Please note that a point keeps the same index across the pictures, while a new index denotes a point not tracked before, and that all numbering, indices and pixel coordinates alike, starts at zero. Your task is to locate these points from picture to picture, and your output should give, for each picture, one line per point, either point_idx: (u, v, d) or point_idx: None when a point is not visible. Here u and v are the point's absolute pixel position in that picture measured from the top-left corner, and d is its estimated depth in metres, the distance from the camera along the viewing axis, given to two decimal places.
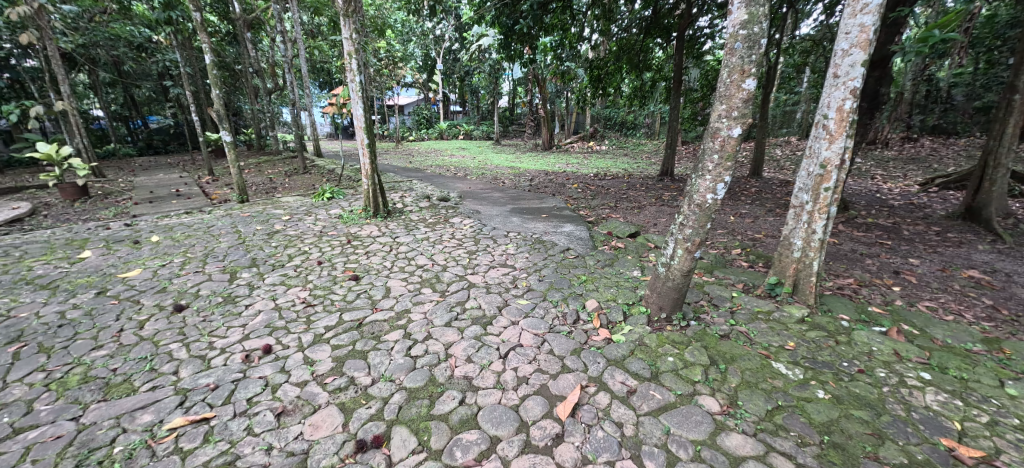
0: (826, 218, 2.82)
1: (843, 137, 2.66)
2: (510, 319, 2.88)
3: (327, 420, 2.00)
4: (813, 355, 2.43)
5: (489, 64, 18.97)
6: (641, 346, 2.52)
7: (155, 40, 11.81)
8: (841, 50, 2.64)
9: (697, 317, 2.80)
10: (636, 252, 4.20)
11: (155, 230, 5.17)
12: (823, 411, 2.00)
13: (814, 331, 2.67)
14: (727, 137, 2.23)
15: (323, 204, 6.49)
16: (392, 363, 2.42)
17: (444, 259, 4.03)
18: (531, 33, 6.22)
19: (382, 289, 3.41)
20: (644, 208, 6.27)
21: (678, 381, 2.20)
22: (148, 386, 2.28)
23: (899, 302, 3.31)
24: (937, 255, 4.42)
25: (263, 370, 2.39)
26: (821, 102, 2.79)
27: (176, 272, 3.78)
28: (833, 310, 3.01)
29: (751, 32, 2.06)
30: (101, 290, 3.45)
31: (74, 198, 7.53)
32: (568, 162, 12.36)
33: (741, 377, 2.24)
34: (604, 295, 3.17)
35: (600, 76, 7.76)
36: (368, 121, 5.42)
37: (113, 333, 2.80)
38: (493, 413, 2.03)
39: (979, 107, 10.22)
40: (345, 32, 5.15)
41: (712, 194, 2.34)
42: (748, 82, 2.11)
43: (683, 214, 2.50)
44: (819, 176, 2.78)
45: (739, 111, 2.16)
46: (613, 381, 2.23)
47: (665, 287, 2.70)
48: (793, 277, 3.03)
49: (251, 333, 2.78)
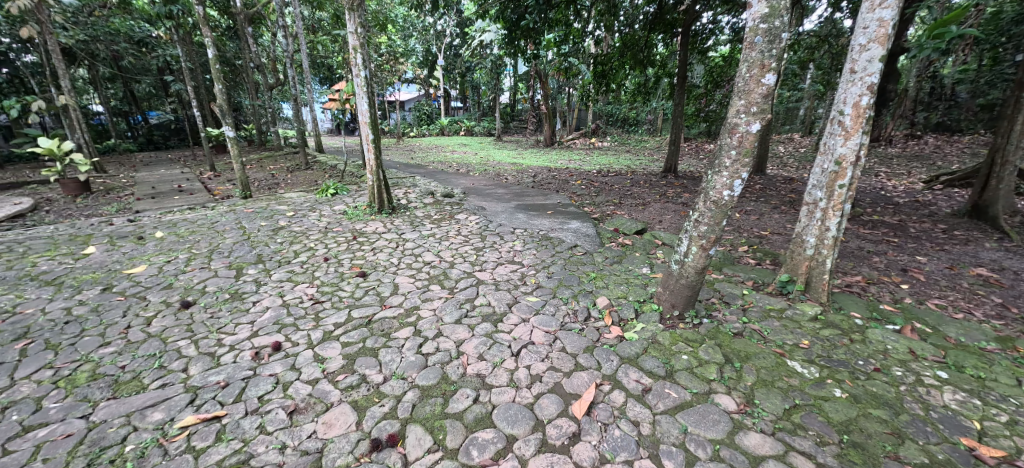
0: (840, 215, 2.77)
1: (860, 133, 2.61)
2: (520, 316, 2.86)
3: (339, 418, 1.98)
4: (829, 353, 2.40)
5: (491, 60, 18.55)
6: (654, 343, 2.49)
7: (157, 35, 11.74)
8: (859, 45, 2.59)
9: (710, 315, 2.78)
10: (644, 248, 4.18)
11: (159, 226, 5.13)
12: (842, 410, 1.97)
13: (828, 329, 2.64)
14: (745, 133, 2.18)
15: (327, 200, 6.46)
16: (403, 360, 2.41)
17: (451, 256, 4.00)
18: (536, 28, 6.18)
19: (391, 286, 3.38)
20: (649, 205, 6.24)
21: (693, 380, 2.18)
22: (158, 383, 2.27)
23: (908, 300, 3.31)
24: (944, 253, 4.40)
25: (274, 367, 2.37)
26: (837, 97, 2.74)
27: (182, 268, 3.76)
28: (845, 307, 3.00)
29: (772, 26, 2.01)
30: (107, 286, 3.43)
31: (76, 194, 7.52)
32: (571, 158, 12.33)
33: (757, 375, 2.21)
34: (615, 292, 3.14)
35: (605, 71, 7.72)
36: (373, 116, 5.43)
37: (120, 330, 2.78)
38: (508, 411, 2.01)
39: (983, 105, 10.14)
40: (350, 26, 5.09)
41: (728, 190, 2.31)
42: (769, 76, 2.07)
43: (698, 211, 2.47)
44: (834, 173, 2.74)
45: (759, 106, 2.12)
46: (627, 379, 2.21)
47: (679, 284, 2.67)
48: (806, 275, 3.00)
49: (260, 330, 2.76)
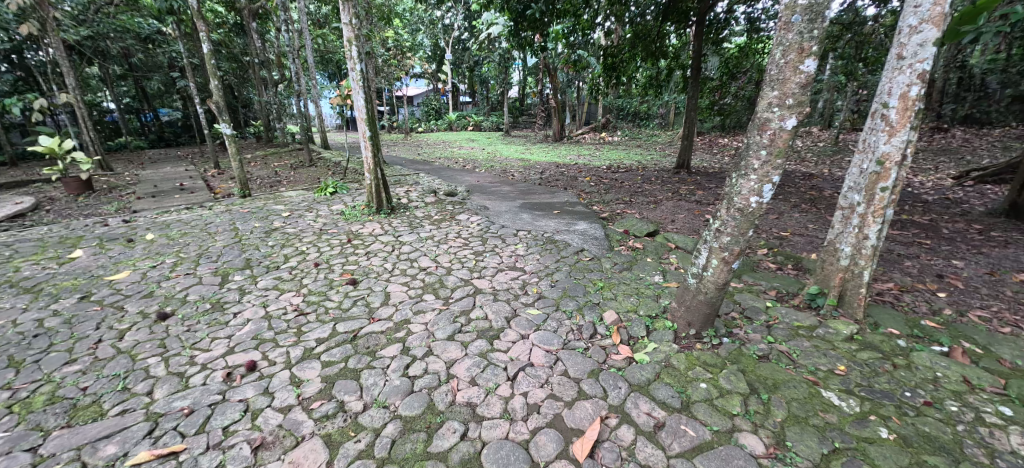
0: (881, 222, 2.45)
1: (907, 129, 2.28)
2: (519, 332, 2.59)
3: (309, 457, 1.75)
4: (869, 382, 2.10)
5: (500, 53, 18.01)
6: (668, 367, 2.21)
7: (163, 31, 11.61)
8: (908, 26, 2.25)
9: (731, 333, 2.48)
10: (656, 253, 3.88)
11: (152, 227, 4.98)
12: (891, 457, 1.68)
13: (866, 352, 2.33)
14: (778, 129, 1.87)
15: (326, 199, 6.29)
16: (387, 385, 2.16)
17: (449, 261, 3.76)
18: (543, 20, 5.86)
19: (381, 295, 3.15)
20: (661, 203, 5.93)
21: (713, 414, 1.90)
22: (117, 409, 2.06)
23: (947, 311, 2.98)
24: (983, 256, 4.02)
25: (245, 391, 2.15)
26: (880, 88, 2.42)
27: (166, 274, 3.57)
28: (882, 323, 2.68)
29: (813, 1, 1.70)
30: (85, 294, 3.25)
31: (78, 192, 7.44)
32: (580, 154, 12.00)
33: (787, 409, 1.92)
34: (623, 305, 2.86)
35: (615, 64, 7.25)
36: (370, 112, 5.15)
37: (89, 345, 2.59)
38: (500, 451, 1.76)
39: (1014, 96, 9.58)
40: (344, 17, 4.85)
41: (756, 196, 1.99)
42: (809, 63, 1.76)
43: (720, 219, 2.15)
44: (875, 174, 2.41)
45: (795, 98, 1.81)
46: (637, 411, 1.94)
47: (697, 300, 2.38)
48: (839, 288, 2.67)
49: (237, 346, 2.54)
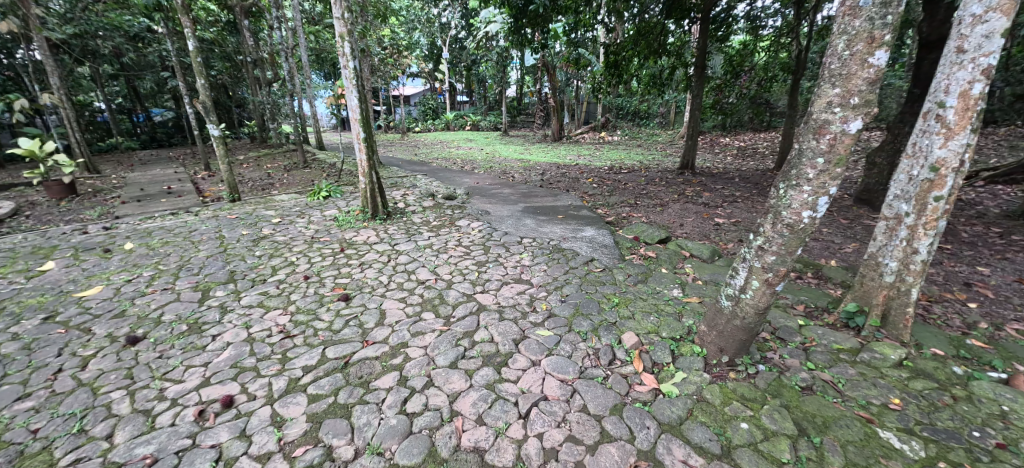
0: (933, 234, 2.20)
1: (967, 131, 2.04)
2: (529, 358, 2.33)
3: None
4: (930, 419, 1.85)
5: (497, 52, 17.64)
6: (702, 403, 1.95)
7: (152, 29, 11.25)
8: (971, 16, 2.01)
9: (766, 359, 2.23)
10: (670, 263, 3.63)
11: (132, 236, 4.68)
12: None
13: (920, 380, 2.08)
14: (840, 133, 1.62)
15: (318, 203, 5.98)
16: (382, 426, 1.90)
17: (449, 273, 3.49)
18: (544, 15, 5.51)
19: (376, 314, 2.87)
20: (669, 205, 5.68)
21: (760, 463, 1.64)
22: (70, 458, 1.78)
23: (987, 326, 2.72)
24: (1009, 262, 3.78)
25: (219, 434, 1.88)
26: (934, 85, 2.18)
27: (142, 289, 3.28)
28: (929, 344, 2.42)
29: None
30: (50, 315, 2.95)
31: (61, 196, 7.13)
32: (580, 154, 11.74)
33: (843, 456, 1.67)
34: (643, 325, 2.60)
35: (617, 62, 7.00)
36: (364, 112, 4.88)
37: (48, 375, 2.31)
38: None
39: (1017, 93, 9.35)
40: (336, 11, 4.52)
41: (809, 210, 1.73)
42: (879, 54, 1.50)
43: (763, 235, 1.89)
44: (928, 182, 2.17)
45: (861, 96, 1.56)
46: (670, 458, 1.69)
47: (731, 325, 2.12)
48: (882, 306, 2.42)
49: (214, 377, 2.27)
